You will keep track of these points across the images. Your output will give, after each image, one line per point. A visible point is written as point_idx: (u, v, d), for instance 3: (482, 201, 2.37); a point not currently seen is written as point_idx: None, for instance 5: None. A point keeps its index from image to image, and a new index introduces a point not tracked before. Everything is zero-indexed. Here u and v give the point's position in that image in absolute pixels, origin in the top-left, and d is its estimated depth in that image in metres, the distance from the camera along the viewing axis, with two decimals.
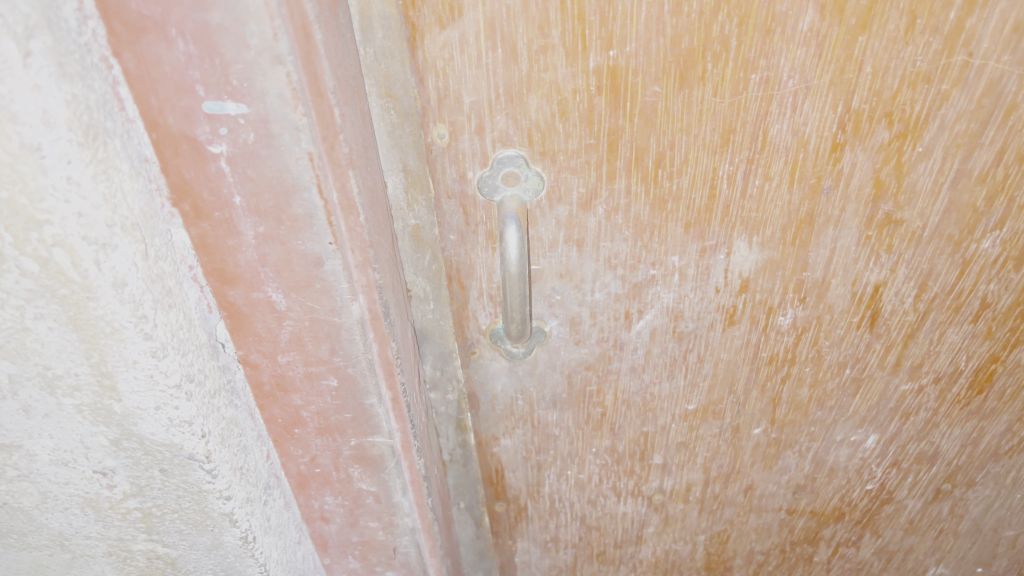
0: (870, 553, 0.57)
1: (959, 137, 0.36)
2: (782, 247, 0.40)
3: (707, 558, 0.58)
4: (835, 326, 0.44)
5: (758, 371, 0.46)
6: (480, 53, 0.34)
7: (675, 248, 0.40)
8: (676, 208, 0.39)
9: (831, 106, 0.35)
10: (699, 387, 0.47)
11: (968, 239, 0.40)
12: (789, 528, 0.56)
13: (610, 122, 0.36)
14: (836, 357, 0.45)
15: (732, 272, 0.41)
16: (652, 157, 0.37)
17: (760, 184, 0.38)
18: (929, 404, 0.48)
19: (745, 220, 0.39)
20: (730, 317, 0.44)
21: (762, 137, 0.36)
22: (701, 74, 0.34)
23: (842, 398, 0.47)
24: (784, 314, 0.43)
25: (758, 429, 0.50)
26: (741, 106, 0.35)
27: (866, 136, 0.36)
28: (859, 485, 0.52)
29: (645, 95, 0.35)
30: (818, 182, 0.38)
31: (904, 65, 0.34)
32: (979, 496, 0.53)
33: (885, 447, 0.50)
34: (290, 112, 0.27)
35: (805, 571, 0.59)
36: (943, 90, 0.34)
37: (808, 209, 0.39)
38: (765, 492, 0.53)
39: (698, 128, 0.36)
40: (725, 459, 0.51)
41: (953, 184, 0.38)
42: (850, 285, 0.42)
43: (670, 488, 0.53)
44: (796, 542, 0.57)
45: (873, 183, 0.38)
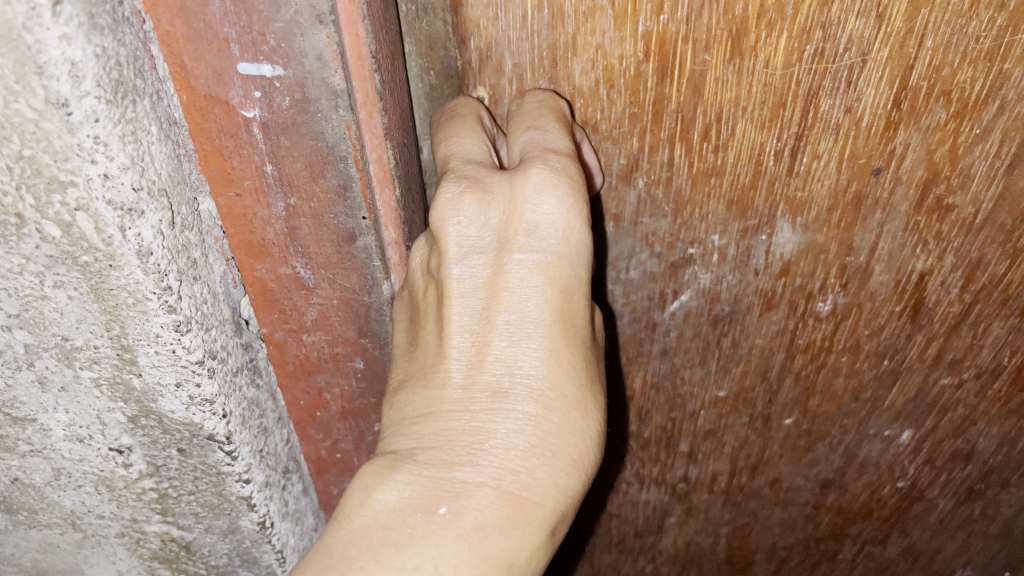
0: (896, 553, 0.56)
1: (1017, 121, 0.34)
2: (827, 229, 0.39)
3: (729, 551, 0.58)
4: (876, 315, 0.42)
5: (793, 358, 0.45)
6: (525, 13, 0.32)
7: (715, 226, 0.39)
8: (719, 184, 0.37)
9: (887, 82, 0.33)
10: (731, 372, 0.46)
11: (1021, 227, 0.38)
12: (814, 524, 0.55)
13: (655, 92, 0.34)
14: (874, 347, 0.44)
15: (773, 254, 0.40)
16: (698, 129, 0.35)
17: (808, 162, 0.36)
18: (969, 400, 0.46)
19: (789, 199, 0.38)
20: (768, 301, 0.42)
21: (812, 112, 0.34)
22: (754, 43, 0.32)
23: (878, 390, 0.46)
24: (823, 300, 0.42)
25: (790, 420, 0.48)
26: (794, 79, 0.33)
27: (922, 114, 0.34)
28: (890, 481, 0.51)
29: (694, 63, 0.33)
30: (868, 161, 0.36)
31: (967, 41, 0.32)
32: (1012, 498, 0.52)
33: (918, 444, 0.49)
34: (330, 76, 0.27)
35: (828, 569, 0.58)
36: (1004, 69, 0.32)
37: (856, 189, 0.37)
38: (792, 485, 0.52)
39: (749, 99, 0.34)
40: (753, 449, 0.50)
41: (1009, 169, 0.36)
42: (895, 272, 0.40)
43: (694, 477, 0.53)
44: (820, 539, 0.56)
45: (926, 165, 0.36)
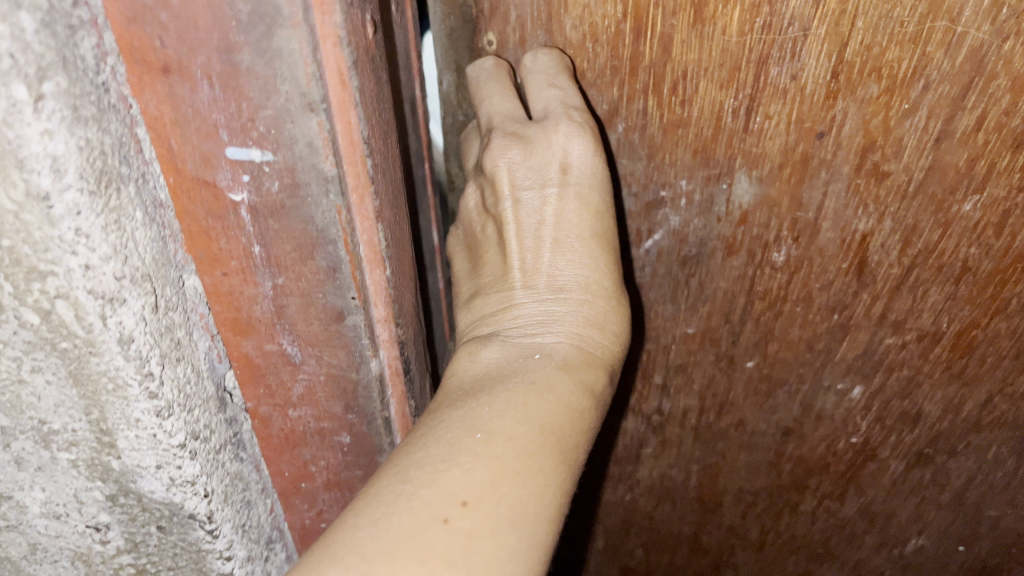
0: (854, 512, 0.59)
1: (942, 99, 0.35)
2: (780, 184, 0.40)
3: (700, 490, 0.60)
4: (825, 269, 0.43)
5: (753, 304, 0.46)
6: None
7: (682, 173, 0.41)
8: (685, 134, 0.39)
9: (825, 55, 0.34)
10: (698, 311, 0.47)
11: (951, 199, 0.39)
12: (777, 471, 0.57)
13: (631, 48, 0.36)
14: (825, 301, 0.45)
15: (732, 203, 0.41)
16: (667, 84, 0.37)
17: (760, 121, 0.37)
18: (913, 361, 0.47)
19: (744, 152, 0.39)
20: (729, 247, 0.44)
21: (763, 77, 0.36)
22: (712, 13, 0.34)
23: (830, 342, 0.47)
24: (778, 250, 0.43)
25: (751, 363, 0.50)
26: (746, 46, 0.35)
27: (856, 88, 0.35)
28: (845, 437, 0.53)
29: (662, 27, 0.35)
30: (812, 126, 0.37)
31: (893, 25, 0.33)
32: (960, 467, 0.54)
33: (869, 404, 0.50)
34: (319, 160, 0.28)
35: (790, 518, 0.61)
36: (927, 52, 0.33)
37: (803, 149, 0.38)
38: (756, 429, 0.54)
39: (709, 61, 0.35)
40: (719, 390, 0.52)
41: (937, 143, 0.37)
42: (840, 231, 0.41)
43: (667, 410, 0.54)
44: (783, 488, 0.58)
45: (863, 133, 0.37)
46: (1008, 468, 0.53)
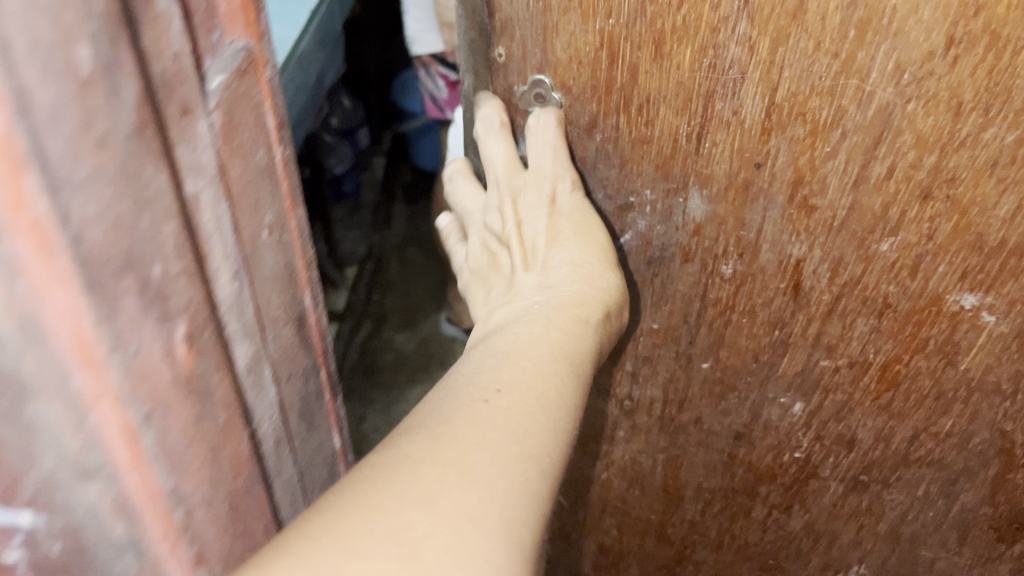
0: (799, 527, 0.66)
1: (857, 146, 0.44)
2: (725, 202, 0.49)
3: (665, 481, 0.67)
4: (766, 286, 0.52)
5: (706, 309, 0.55)
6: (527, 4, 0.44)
7: (648, 183, 0.50)
8: (649, 150, 0.48)
9: (760, 96, 0.44)
10: (661, 309, 0.55)
11: (870, 238, 0.47)
12: (731, 474, 0.64)
13: (607, 73, 0.45)
14: (767, 315, 0.54)
15: (688, 215, 0.51)
16: (635, 106, 0.46)
17: (710, 146, 0.47)
18: (845, 386, 0.55)
19: (696, 172, 0.48)
20: (686, 254, 0.52)
21: (709, 109, 0.45)
22: (671, 51, 0.43)
23: (773, 356, 0.56)
24: (726, 263, 0.52)
25: (706, 365, 0.58)
26: (696, 80, 0.44)
27: (785, 128, 0.45)
28: (789, 450, 0.61)
29: (630, 57, 0.44)
30: (751, 156, 0.47)
31: (814, 78, 0.42)
32: (895, 502, 0.61)
33: (811, 419, 0.58)
34: (109, 525, 0.26)
35: (743, 523, 0.68)
36: (842, 105, 0.42)
37: (745, 175, 0.48)
38: (711, 429, 0.62)
39: (667, 90, 0.45)
40: (679, 385, 0.60)
41: (855, 185, 0.45)
42: (777, 252, 0.50)
43: (636, 397, 0.62)
44: (736, 492, 0.66)
45: (794, 168, 0.46)
46: (937, 509, 0.60)
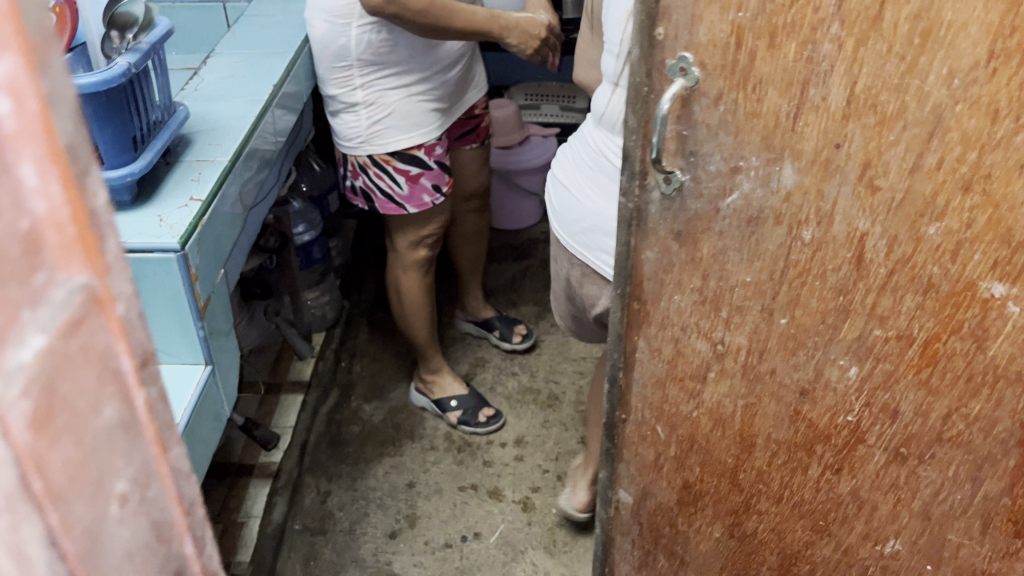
0: (847, 492, 0.71)
1: (915, 139, 0.53)
2: (810, 175, 0.58)
3: (742, 424, 0.74)
4: (835, 254, 0.60)
5: (787, 270, 0.63)
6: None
7: (754, 152, 0.59)
8: (758, 124, 0.58)
9: (845, 87, 0.53)
10: (755, 262, 0.64)
11: (920, 221, 0.55)
12: (796, 428, 0.71)
13: (733, 56, 0.56)
14: (834, 281, 0.61)
15: (780, 183, 0.60)
16: (750, 85, 0.57)
17: (803, 125, 0.56)
18: (893, 355, 0.62)
19: (789, 148, 0.58)
20: (777, 217, 0.61)
21: (803, 95, 0.55)
22: (781, 44, 0.54)
23: (836, 320, 0.63)
24: (806, 230, 0.60)
25: (783, 319, 0.65)
26: (796, 67, 0.54)
27: (859, 117, 0.54)
28: (842, 414, 0.67)
29: (750, 45, 0.55)
30: (831, 140, 0.56)
31: (885, 76, 0.51)
32: (929, 479, 0.65)
33: (864, 382, 0.64)
34: None
35: (801, 480, 0.73)
36: (905, 101, 0.52)
37: (825, 155, 0.57)
38: (784, 382, 0.69)
39: (774, 75, 0.55)
40: (761, 334, 0.67)
41: (912, 171, 0.54)
42: (847, 224, 0.58)
43: (728, 341, 0.69)
44: (800, 446, 0.71)
45: (864, 153, 0.55)
46: (965, 492, 0.64)
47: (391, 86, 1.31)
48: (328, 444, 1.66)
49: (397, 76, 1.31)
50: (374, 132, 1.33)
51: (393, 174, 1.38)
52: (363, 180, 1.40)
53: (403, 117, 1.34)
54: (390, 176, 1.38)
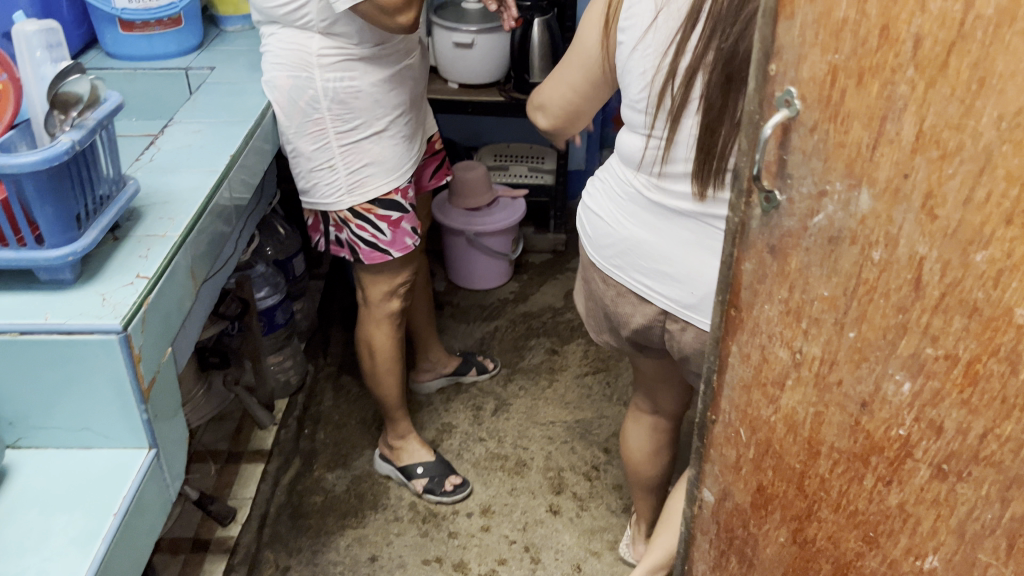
0: (893, 502, 0.62)
1: (971, 173, 0.47)
2: (881, 200, 0.52)
3: (806, 425, 0.63)
4: (895, 280, 0.53)
5: (855, 291, 0.55)
6: (806, 26, 0.50)
7: (830, 176, 0.53)
8: (843, 154, 0.52)
9: (914, 121, 0.48)
10: (832, 277, 0.56)
11: (970, 250, 0.49)
12: (858, 434, 0.60)
13: (823, 91, 0.51)
14: (898, 301, 0.54)
15: (849, 208, 0.53)
16: (841, 113, 0.51)
17: (878, 154, 0.50)
18: (937, 377, 0.54)
19: (859, 172, 0.52)
20: (850, 240, 0.54)
21: (876, 123, 0.50)
22: (866, 83, 0.49)
23: (886, 340, 0.56)
24: (875, 253, 0.53)
25: (850, 332, 0.57)
26: (875, 94, 0.49)
27: (924, 149, 0.49)
28: (894, 427, 0.58)
29: (842, 77, 0.50)
30: (895, 176, 0.50)
31: (946, 110, 0.47)
32: (968, 493, 0.57)
33: (915, 399, 0.56)
34: None
35: (856, 488, 0.63)
36: (970, 136, 0.47)
37: (893, 184, 0.51)
38: (852, 387, 0.59)
39: (853, 103, 0.50)
40: (826, 346, 0.59)
41: (971, 204, 0.48)
42: (910, 250, 0.52)
43: (806, 350, 0.60)
44: (865, 454, 0.61)
45: (928, 186, 0.49)
46: (995, 511, 0.56)
47: (364, 137, 1.19)
48: (288, 515, 1.61)
49: (369, 126, 1.19)
50: (355, 184, 1.21)
51: (374, 221, 1.25)
52: (345, 235, 1.25)
53: (381, 161, 1.22)
54: (371, 223, 1.25)
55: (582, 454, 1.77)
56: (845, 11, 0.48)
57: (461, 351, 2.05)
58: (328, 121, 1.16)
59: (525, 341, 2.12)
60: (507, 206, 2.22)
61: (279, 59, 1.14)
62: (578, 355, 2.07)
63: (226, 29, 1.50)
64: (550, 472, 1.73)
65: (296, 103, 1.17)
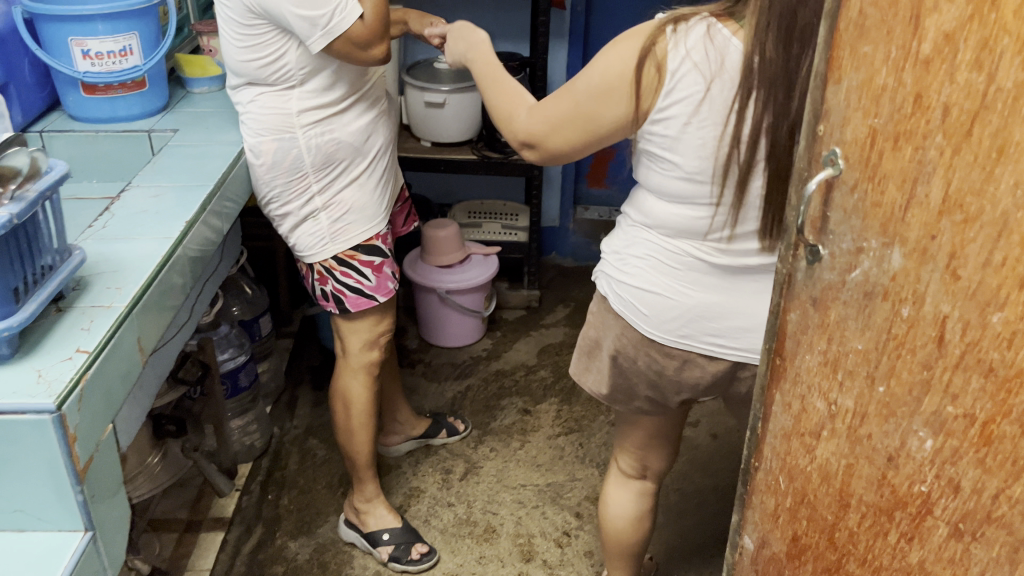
0: (916, 559, 0.72)
1: (988, 236, 0.58)
2: (910, 257, 0.64)
3: (840, 483, 0.76)
4: (920, 337, 0.65)
5: (888, 345, 0.68)
6: (854, 97, 0.65)
7: (869, 234, 0.67)
8: (880, 212, 0.65)
9: (941, 184, 0.60)
10: (868, 330, 0.69)
11: (987, 309, 0.60)
12: (884, 489, 0.72)
13: (864, 154, 0.65)
14: (922, 358, 0.65)
15: (887, 265, 0.66)
16: (880, 175, 0.64)
17: (911, 213, 0.63)
18: (955, 434, 0.65)
19: (896, 229, 0.64)
20: (884, 294, 0.67)
21: (909, 185, 0.62)
22: (902, 148, 0.62)
23: (914, 395, 0.67)
24: (905, 309, 0.65)
25: (881, 387, 0.69)
26: (908, 159, 0.62)
27: (952, 213, 0.60)
28: (917, 483, 0.69)
29: (882, 141, 0.64)
30: (927, 233, 0.62)
31: (966, 178, 0.59)
32: (980, 558, 0.66)
33: (935, 456, 0.67)
34: None
35: (884, 546, 0.74)
36: (986, 203, 0.58)
37: (924, 242, 0.63)
38: (882, 441, 0.71)
39: (892, 169, 0.63)
40: (860, 398, 0.72)
41: (986, 265, 0.59)
42: (937, 308, 0.63)
43: (842, 403, 0.74)
44: (890, 509, 0.72)
45: (952, 246, 0.61)
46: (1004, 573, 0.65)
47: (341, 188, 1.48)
48: None
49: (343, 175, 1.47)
50: (341, 230, 1.49)
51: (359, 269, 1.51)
52: (332, 282, 1.51)
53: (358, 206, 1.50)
54: (356, 271, 1.51)
55: (553, 520, 1.88)
56: (886, 79, 0.62)
57: (432, 411, 2.23)
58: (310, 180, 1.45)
59: (497, 401, 2.29)
60: (480, 262, 2.44)
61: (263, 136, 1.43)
62: (551, 416, 2.22)
63: (192, 92, 1.90)
64: (518, 539, 1.83)
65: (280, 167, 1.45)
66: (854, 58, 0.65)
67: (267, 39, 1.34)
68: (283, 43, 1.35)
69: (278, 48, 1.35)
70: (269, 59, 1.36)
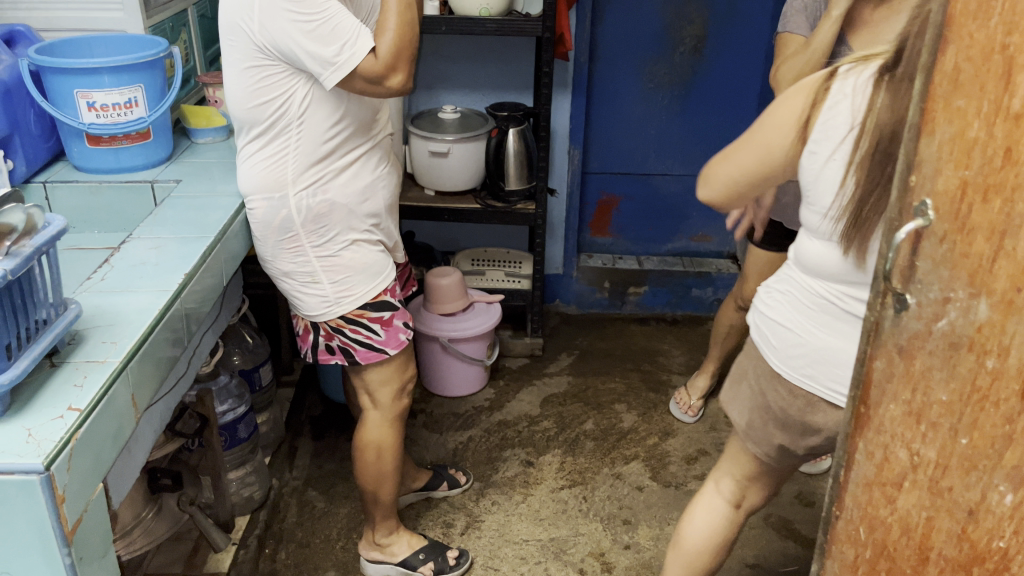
0: None
1: None
2: (998, 310, 0.59)
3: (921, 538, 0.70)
4: (1003, 390, 0.60)
5: (972, 398, 0.62)
6: (944, 144, 0.60)
7: (954, 284, 0.61)
8: (966, 263, 0.60)
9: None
10: (952, 379, 0.63)
11: None
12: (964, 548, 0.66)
13: (954, 205, 0.60)
14: (1007, 410, 0.60)
15: (973, 313, 0.60)
16: (972, 228, 0.59)
17: (998, 265, 0.58)
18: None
19: (983, 284, 0.59)
20: (968, 345, 0.61)
21: (998, 237, 0.58)
22: (989, 200, 0.58)
23: (999, 451, 0.61)
24: (990, 360, 0.60)
25: (963, 439, 0.64)
26: (994, 209, 0.57)
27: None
28: (997, 538, 0.64)
29: (970, 195, 0.59)
30: (1012, 287, 0.57)
31: None
32: None
33: (1014, 512, 0.62)
34: None
35: None
36: None
37: (1012, 296, 0.57)
38: (966, 495, 0.65)
39: (979, 219, 0.59)
40: (940, 448, 0.66)
41: None
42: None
43: (926, 455, 0.67)
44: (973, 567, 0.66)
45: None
46: None
47: (341, 249, 1.32)
48: None
49: (344, 234, 1.31)
50: (339, 293, 1.34)
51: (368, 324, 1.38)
52: (339, 340, 1.36)
53: (361, 267, 1.34)
54: (364, 326, 1.38)
55: None
56: (977, 133, 0.58)
57: (434, 464, 2.08)
58: (305, 239, 1.30)
59: (499, 453, 2.14)
60: (483, 310, 2.28)
61: (260, 185, 1.28)
62: (555, 468, 2.09)
63: (195, 140, 1.80)
64: None
65: (275, 220, 1.30)
66: (948, 112, 0.60)
67: (271, 78, 1.19)
68: (277, 92, 1.21)
69: (283, 91, 1.20)
70: (273, 102, 1.21)
